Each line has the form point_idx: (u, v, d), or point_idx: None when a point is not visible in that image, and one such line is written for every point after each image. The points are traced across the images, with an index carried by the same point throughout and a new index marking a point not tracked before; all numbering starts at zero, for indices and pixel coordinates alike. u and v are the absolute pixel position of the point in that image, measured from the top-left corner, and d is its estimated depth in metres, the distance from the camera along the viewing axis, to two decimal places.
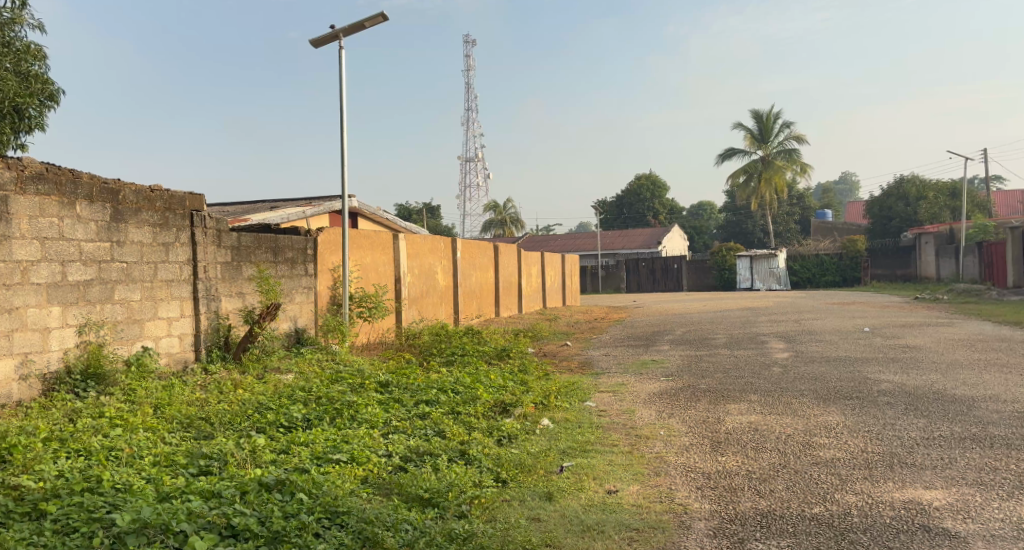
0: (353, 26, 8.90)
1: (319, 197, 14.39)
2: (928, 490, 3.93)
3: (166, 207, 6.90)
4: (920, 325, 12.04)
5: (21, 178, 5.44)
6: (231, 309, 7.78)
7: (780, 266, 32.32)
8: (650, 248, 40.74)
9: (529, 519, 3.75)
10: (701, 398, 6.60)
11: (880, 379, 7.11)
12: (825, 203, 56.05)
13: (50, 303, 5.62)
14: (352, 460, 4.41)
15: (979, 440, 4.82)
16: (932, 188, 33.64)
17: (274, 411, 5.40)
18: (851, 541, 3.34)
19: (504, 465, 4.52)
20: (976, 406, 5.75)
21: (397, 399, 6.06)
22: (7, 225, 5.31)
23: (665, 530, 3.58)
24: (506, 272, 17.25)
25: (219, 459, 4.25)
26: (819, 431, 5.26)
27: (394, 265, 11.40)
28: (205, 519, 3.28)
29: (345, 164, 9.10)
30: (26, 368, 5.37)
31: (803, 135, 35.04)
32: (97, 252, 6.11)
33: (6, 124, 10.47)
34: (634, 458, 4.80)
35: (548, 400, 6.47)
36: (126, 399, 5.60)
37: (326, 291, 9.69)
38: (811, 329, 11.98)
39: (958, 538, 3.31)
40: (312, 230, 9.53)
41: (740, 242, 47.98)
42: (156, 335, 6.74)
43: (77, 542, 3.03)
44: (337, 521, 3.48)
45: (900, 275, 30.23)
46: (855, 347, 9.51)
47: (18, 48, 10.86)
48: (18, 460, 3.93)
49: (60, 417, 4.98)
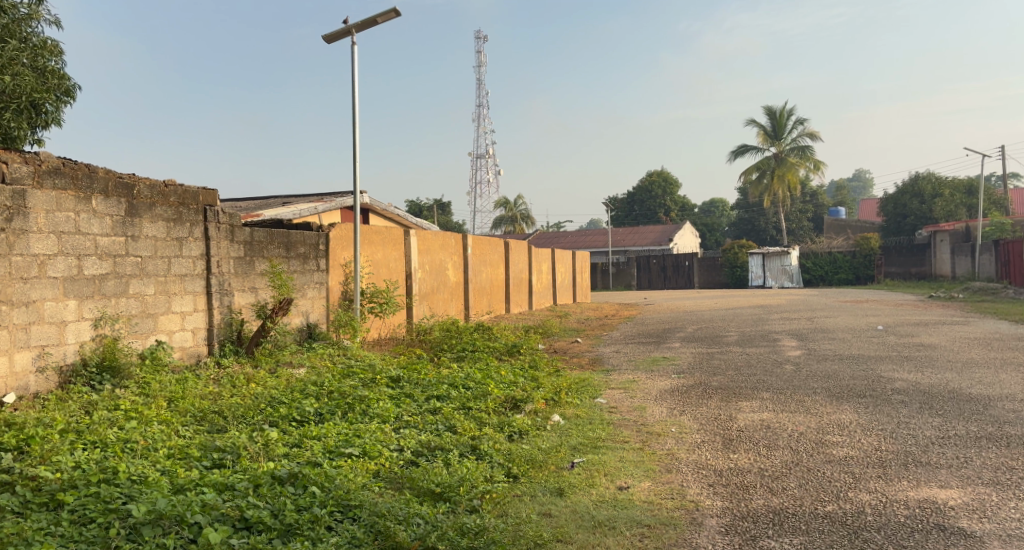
0: (365, 22, 8.94)
1: (331, 193, 14.43)
2: (943, 489, 3.90)
3: (180, 202, 6.95)
4: (935, 324, 11.90)
5: (38, 172, 5.51)
6: (243, 304, 7.83)
7: (792, 264, 32.19)
8: (661, 245, 40.60)
9: (540, 514, 3.75)
10: (712, 396, 6.56)
11: (894, 377, 7.06)
12: (840, 201, 55.44)
13: (66, 296, 5.67)
14: (364, 454, 4.43)
15: (995, 440, 4.77)
16: (948, 186, 33.31)
17: (286, 404, 5.43)
18: (865, 539, 3.32)
19: (515, 461, 4.52)
20: (993, 405, 5.70)
21: (408, 394, 6.08)
22: (25, 219, 5.36)
23: (676, 527, 3.57)
24: (516, 268, 17.24)
25: (232, 452, 4.28)
26: (832, 429, 5.24)
27: (405, 260, 11.44)
28: (219, 511, 3.30)
29: (357, 159, 9.13)
30: (43, 360, 5.42)
31: (814, 133, 34.16)
32: (112, 246, 6.16)
33: (23, 119, 10.56)
34: (646, 455, 4.79)
35: (559, 397, 6.47)
36: (141, 392, 5.64)
37: (337, 287, 9.73)
38: (825, 326, 11.93)
39: (974, 537, 3.29)
40: (324, 226, 9.58)
41: (752, 239, 47.74)
42: (169, 329, 6.79)
43: (94, 532, 3.06)
44: (350, 515, 3.50)
45: (914, 273, 29.97)
46: (869, 345, 9.41)
47: (34, 44, 10.95)
48: (35, 452, 3.98)
49: (76, 409, 5.03)
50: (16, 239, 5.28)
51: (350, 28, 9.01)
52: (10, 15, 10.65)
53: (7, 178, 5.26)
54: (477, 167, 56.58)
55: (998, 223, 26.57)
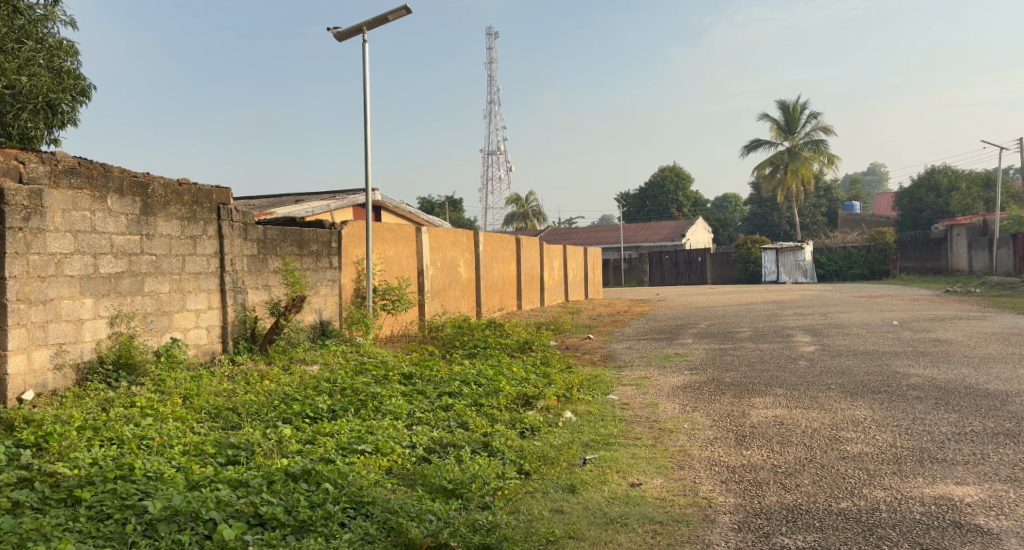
0: (376, 18, 8.95)
1: (343, 191, 14.50)
2: (960, 486, 3.87)
3: (194, 200, 7.02)
4: (954, 319, 11.71)
5: (54, 172, 5.57)
6: (258, 302, 7.92)
7: (807, 262, 31.80)
8: (672, 241, 40.46)
9: (552, 510, 3.76)
10: (725, 393, 6.52)
11: (909, 373, 6.99)
12: (857, 197, 54.60)
13: (83, 294, 5.72)
14: (377, 450, 4.46)
15: (1013, 436, 4.71)
16: (966, 179, 33.07)
17: (299, 402, 5.45)
18: (879, 537, 3.30)
19: (527, 457, 4.54)
20: (1009, 401, 5.64)
21: (419, 391, 6.09)
22: (42, 218, 5.40)
23: (688, 524, 3.56)
24: (528, 265, 17.41)
25: (247, 448, 4.32)
26: (845, 425, 5.20)
27: (417, 257, 11.46)
28: (234, 508, 3.33)
29: (367, 155, 9.16)
30: (60, 358, 5.47)
31: (830, 131, 33.79)
32: (127, 245, 6.21)
33: (40, 120, 10.75)
34: (658, 451, 4.78)
35: (571, 394, 6.48)
36: (155, 389, 5.72)
37: (350, 284, 9.77)
38: (839, 322, 11.81)
39: (990, 535, 3.25)
40: (336, 224, 9.62)
41: (767, 234, 47.42)
42: (185, 326, 6.85)
43: (111, 528, 3.10)
44: (362, 511, 3.53)
45: (929, 267, 29.92)
46: (885, 341, 9.33)
47: (51, 44, 11.02)
48: (54, 449, 4.03)
49: (93, 406, 5.09)
50: (34, 238, 5.31)
51: (360, 25, 9.03)
52: (26, 16, 10.69)
53: (23, 178, 5.30)
54: (489, 164, 56.51)
55: (1017, 217, 25.84)
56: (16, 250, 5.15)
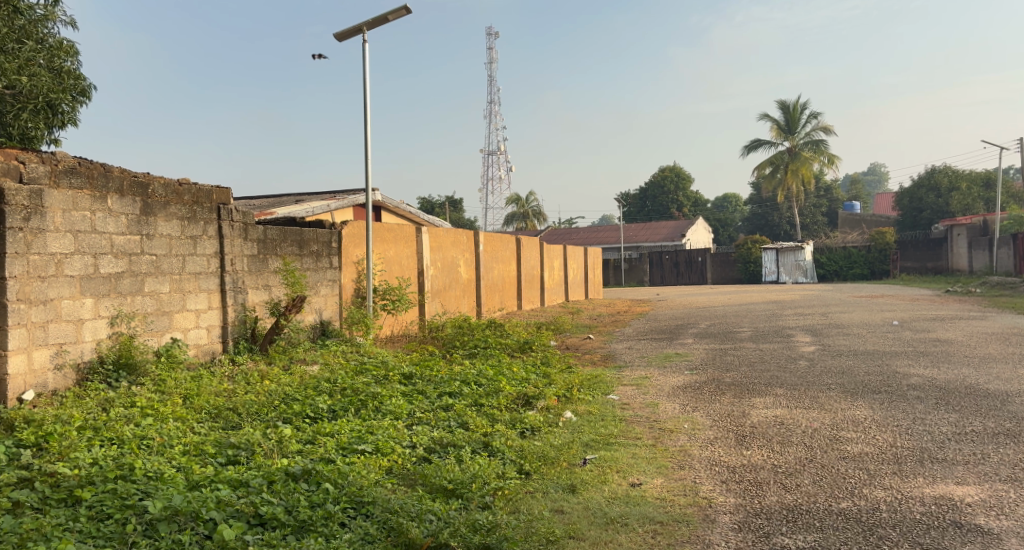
0: (376, 18, 8.95)
1: (343, 191, 14.50)
2: (960, 486, 3.87)
3: (194, 200, 7.02)
4: (954, 320, 11.70)
5: (54, 172, 5.57)
6: (258, 302, 7.92)
7: (807, 262, 31.79)
8: (672, 241, 40.46)
9: (552, 510, 3.76)
10: (725, 393, 6.52)
11: (909, 373, 6.99)
12: (857, 197, 54.64)
13: (83, 294, 5.72)
14: (377, 450, 4.46)
15: (1013, 436, 4.71)
16: (966, 179, 33.11)
17: (299, 402, 5.45)
18: (879, 537, 3.30)
19: (527, 457, 4.54)
20: (1009, 401, 5.64)
21: (420, 391, 6.09)
22: (42, 218, 5.39)
23: (688, 524, 3.56)
24: (528, 265, 17.41)
25: (247, 448, 4.32)
26: (846, 425, 5.20)
27: (417, 257, 11.46)
28: (234, 508, 3.33)
29: (367, 155, 9.16)
30: (60, 358, 5.47)
31: (830, 132, 33.90)
32: (127, 245, 6.21)
33: (40, 120, 10.75)
34: (658, 451, 4.78)
35: (571, 394, 6.48)
36: (155, 389, 5.72)
37: (350, 284, 9.76)
38: (839, 321, 11.82)
39: (991, 535, 3.25)
40: (337, 224, 9.62)
41: (767, 234, 47.44)
42: (185, 326, 6.85)
43: (111, 528, 3.10)
44: (362, 511, 3.53)
45: (930, 267, 29.95)
46: (885, 341, 9.33)
47: (51, 44, 11.03)
48: (54, 448, 4.03)
49: (93, 406, 5.09)
50: (34, 238, 5.31)
51: (360, 25, 9.03)
52: (26, 16, 10.68)
53: (23, 178, 5.31)
54: (490, 164, 56.51)
55: (1019, 219, 26.12)
56: (16, 250, 5.15)
